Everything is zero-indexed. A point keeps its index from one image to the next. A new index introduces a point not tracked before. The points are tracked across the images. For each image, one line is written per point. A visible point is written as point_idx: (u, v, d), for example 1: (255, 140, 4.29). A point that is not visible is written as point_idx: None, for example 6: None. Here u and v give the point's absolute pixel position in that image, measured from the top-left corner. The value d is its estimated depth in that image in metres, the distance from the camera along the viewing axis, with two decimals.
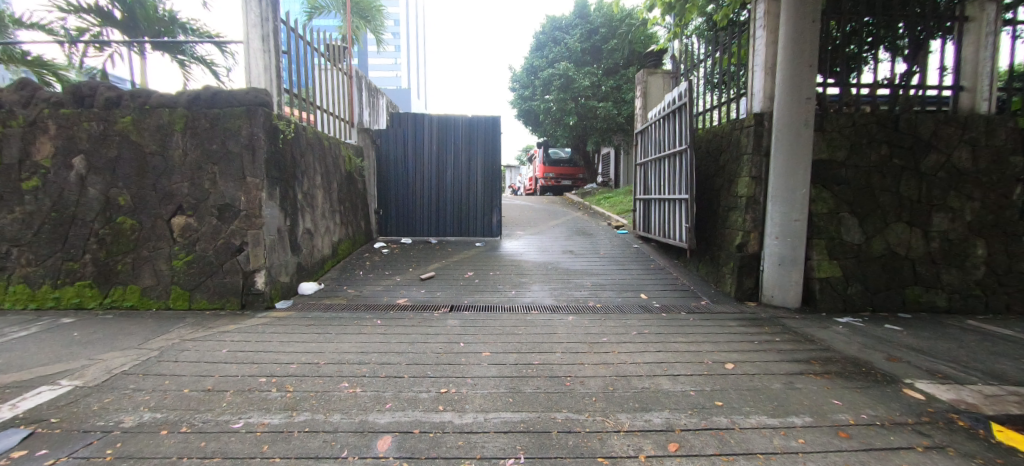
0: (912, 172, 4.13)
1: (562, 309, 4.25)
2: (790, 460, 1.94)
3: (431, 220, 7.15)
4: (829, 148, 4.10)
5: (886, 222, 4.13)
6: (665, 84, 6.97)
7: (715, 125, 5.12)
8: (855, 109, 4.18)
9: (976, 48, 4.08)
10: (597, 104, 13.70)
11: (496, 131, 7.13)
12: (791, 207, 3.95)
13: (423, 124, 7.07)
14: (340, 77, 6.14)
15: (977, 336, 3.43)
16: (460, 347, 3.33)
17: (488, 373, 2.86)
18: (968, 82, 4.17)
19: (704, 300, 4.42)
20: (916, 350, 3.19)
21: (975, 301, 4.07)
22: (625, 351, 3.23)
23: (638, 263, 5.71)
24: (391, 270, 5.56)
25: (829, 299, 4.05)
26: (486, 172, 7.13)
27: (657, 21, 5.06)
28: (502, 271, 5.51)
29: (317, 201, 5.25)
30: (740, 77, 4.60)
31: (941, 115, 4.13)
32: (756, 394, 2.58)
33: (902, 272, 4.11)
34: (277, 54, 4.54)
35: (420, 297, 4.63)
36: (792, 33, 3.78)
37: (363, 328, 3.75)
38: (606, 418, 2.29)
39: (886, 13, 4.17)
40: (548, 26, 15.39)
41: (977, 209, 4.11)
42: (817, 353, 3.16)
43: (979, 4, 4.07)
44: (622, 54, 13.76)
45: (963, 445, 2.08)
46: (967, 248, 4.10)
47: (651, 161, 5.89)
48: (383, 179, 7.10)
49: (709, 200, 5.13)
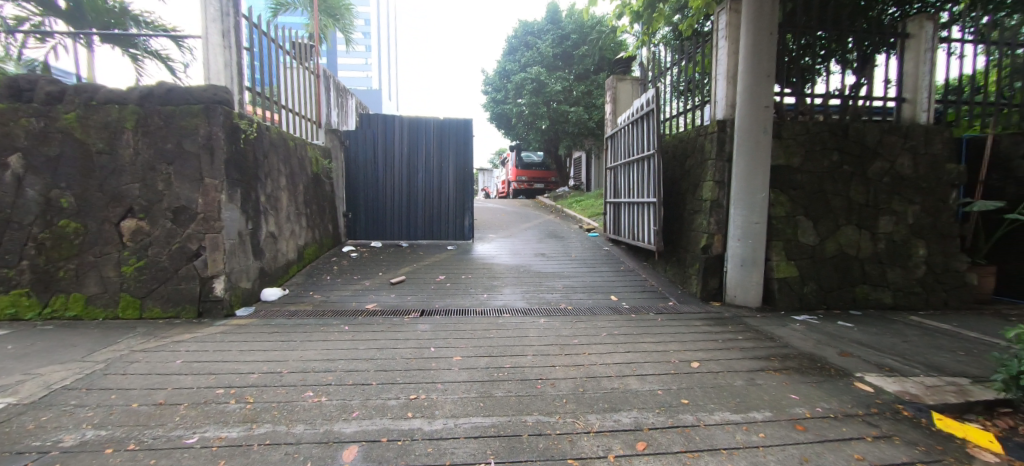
0: (860, 178, 4.39)
1: (534, 312, 4.26)
2: (752, 454, 2.00)
3: (402, 223, 7.03)
4: (786, 154, 4.31)
5: (838, 224, 4.37)
6: (634, 90, 7.14)
7: (682, 131, 5.29)
8: (810, 118, 4.41)
9: (916, 63, 4.40)
10: (569, 109, 13.92)
11: (468, 134, 7.11)
12: (752, 211, 4.12)
13: (393, 126, 6.96)
14: (307, 76, 5.96)
15: (920, 331, 3.67)
16: (430, 352, 3.27)
17: (458, 378, 2.82)
18: (910, 94, 4.48)
19: (671, 301, 4.54)
20: (865, 345, 3.38)
21: (917, 298, 4.37)
22: (595, 353, 3.27)
23: (609, 265, 5.80)
24: (360, 274, 5.42)
25: (787, 298, 4.24)
26: (458, 174, 7.09)
27: (626, 29, 5.18)
28: (474, 274, 5.47)
29: (281, 204, 5.06)
30: (704, 85, 4.77)
31: (886, 125, 4.42)
32: (720, 391, 2.66)
33: (853, 271, 4.35)
34: (237, 50, 4.35)
35: (390, 302, 4.53)
36: (751, 44, 3.95)
37: (329, 335, 3.62)
38: (576, 419, 2.30)
39: (837, 28, 4.43)
40: (521, 31, 15.53)
41: (918, 212, 4.42)
42: (776, 350, 3.30)
43: (918, 22, 4.38)
44: (593, 60, 14.05)
45: (907, 434, 2.21)
46: (910, 249, 4.40)
47: (620, 165, 6.02)
48: (351, 181, 6.93)
49: (675, 204, 5.29)
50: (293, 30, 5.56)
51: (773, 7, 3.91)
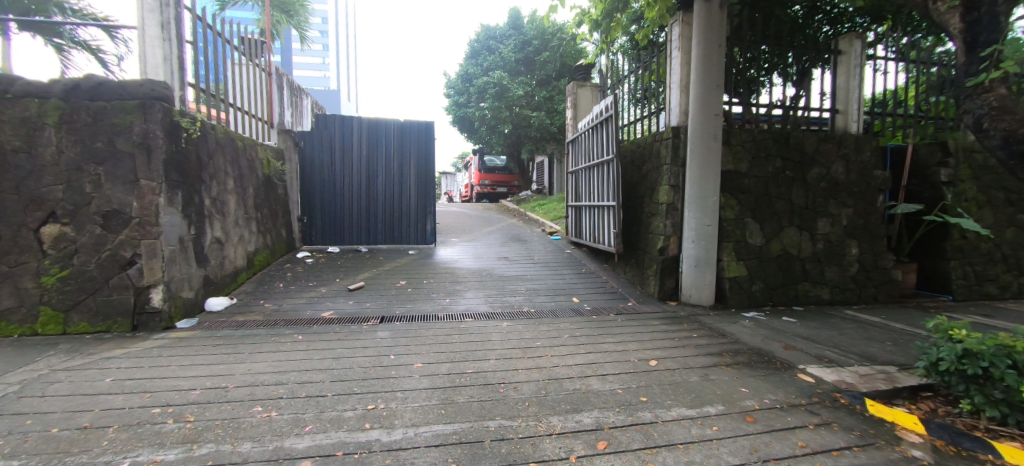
0: (801, 183, 4.71)
1: (497, 316, 4.22)
2: (706, 447, 2.07)
3: (361, 228, 6.81)
4: (735, 160, 4.55)
5: (781, 226, 4.66)
6: (593, 97, 7.32)
7: (639, 137, 5.48)
8: (755, 126, 4.69)
9: (847, 77, 4.78)
10: (531, 114, 14.10)
11: (429, 136, 7.01)
12: (704, 213, 4.31)
13: (351, 127, 6.75)
14: (258, 73, 5.68)
15: (854, 324, 3.97)
16: (389, 360, 3.16)
17: (418, 385, 2.73)
18: (842, 106, 4.86)
19: (630, 301, 4.66)
20: (807, 338, 3.60)
21: (852, 294, 4.71)
22: (557, 355, 3.28)
23: (571, 268, 5.87)
24: (316, 281, 5.18)
25: (738, 296, 4.46)
26: (420, 178, 6.97)
27: (585, 37, 5.30)
28: (437, 279, 5.38)
29: (228, 207, 4.76)
30: (659, 94, 4.96)
31: (822, 134, 4.77)
32: (676, 387, 2.74)
33: (796, 270, 4.64)
34: (178, 43, 4.08)
35: (348, 309, 4.36)
36: (702, 55, 4.15)
37: (281, 345, 3.43)
38: (539, 422, 2.29)
39: (778, 43, 4.74)
40: (483, 35, 15.60)
41: (851, 214, 4.79)
42: (728, 347, 3.45)
43: (848, 40, 4.78)
44: (554, 66, 14.31)
45: (845, 420, 2.37)
46: (845, 248, 4.75)
47: (581, 170, 6.13)
48: (307, 184, 6.65)
49: (634, 207, 5.45)
50: (241, 25, 5.29)
51: (721, 21, 4.14)
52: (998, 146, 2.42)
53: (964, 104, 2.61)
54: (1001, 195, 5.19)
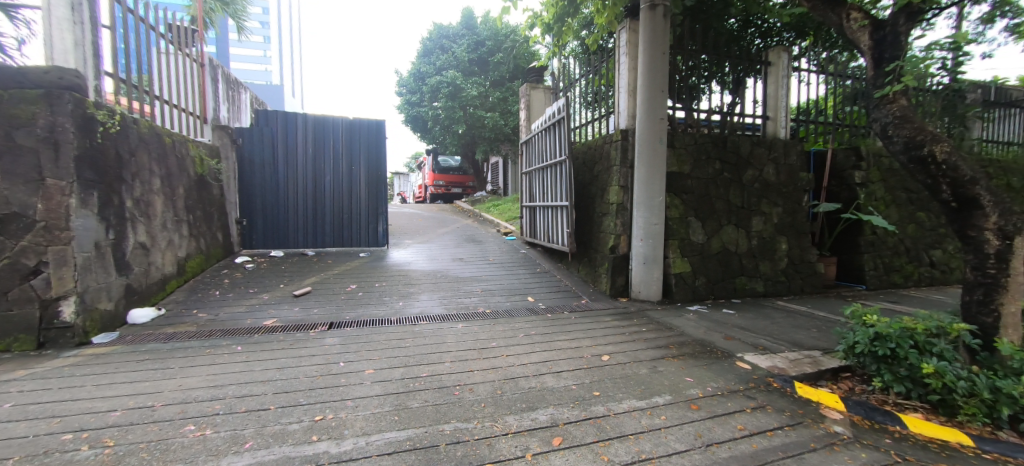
0: (738, 184, 5.05)
1: (452, 317, 4.17)
2: (654, 436, 2.15)
3: (307, 230, 6.49)
4: (679, 162, 4.79)
5: (721, 225, 4.97)
6: (546, 99, 7.43)
7: (590, 138, 5.64)
8: (696, 130, 4.97)
9: (776, 87, 5.20)
10: (485, 114, 14.12)
11: (379, 135, 6.80)
12: (651, 212, 4.50)
13: (294, 124, 6.42)
14: (188, 64, 5.25)
15: (784, 313, 4.30)
16: (339, 368, 3.02)
17: (370, 392, 2.63)
18: (772, 113, 5.28)
19: (583, 299, 4.78)
20: (744, 328, 3.86)
21: (783, 287, 5.12)
22: (513, 354, 3.29)
23: (526, 268, 5.93)
24: (258, 287, 4.86)
25: (683, 291, 4.70)
26: (370, 178, 6.75)
27: (537, 40, 5.37)
28: (390, 282, 5.22)
29: (155, 209, 4.36)
30: (609, 97, 5.13)
31: (755, 139, 5.15)
32: (627, 380, 2.84)
33: (734, 265, 4.97)
34: (92, 27, 3.69)
35: (293, 316, 4.12)
36: (648, 61, 4.35)
37: (217, 357, 3.17)
38: (495, 422, 2.28)
39: (716, 53, 5.05)
40: (436, 34, 15.43)
41: (781, 213, 5.20)
42: (675, 339, 3.62)
43: (776, 53, 5.19)
44: (507, 68, 14.41)
45: (777, 403, 2.56)
46: (776, 244, 5.15)
47: (535, 171, 6.21)
48: (246, 184, 6.23)
49: (586, 207, 5.59)
50: (168, 10, 4.89)
51: (665, 30, 4.34)
52: (899, 151, 2.72)
53: (873, 113, 2.91)
54: (903, 195, 5.86)
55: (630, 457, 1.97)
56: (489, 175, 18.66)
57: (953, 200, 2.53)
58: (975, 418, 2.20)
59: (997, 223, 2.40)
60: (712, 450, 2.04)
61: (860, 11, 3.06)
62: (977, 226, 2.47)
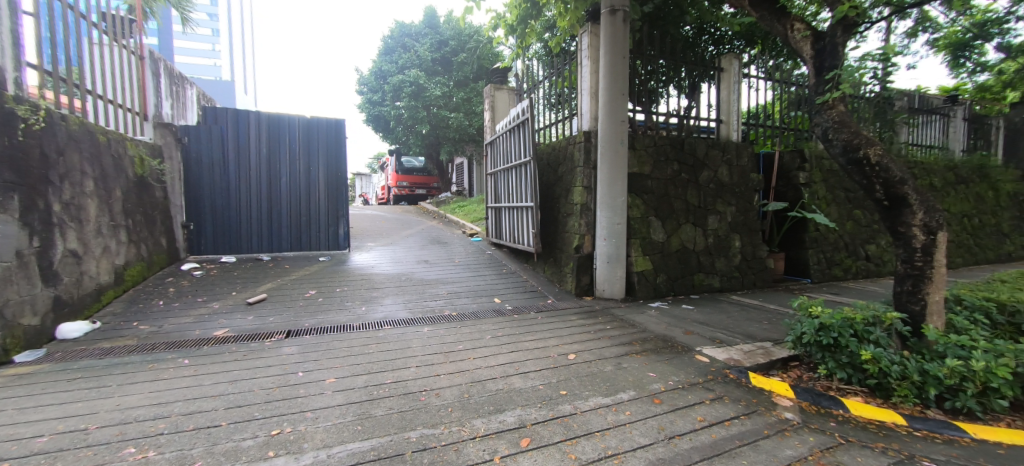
0: (695, 185, 5.26)
1: (417, 321, 4.08)
2: (620, 432, 2.19)
3: (262, 234, 6.17)
4: (640, 163, 4.93)
5: (680, 224, 5.16)
6: (510, 100, 7.46)
7: (554, 140, 5.70)
8: (655, 133, 5.13)
9: (729, 92, 5.48)
10: (449, 114, 14.00)
11: (339, 135, 6.58)
12: (614, 213, 4.60)
13: (246, 122, 6.10)
14: (125, 56, 4.85)
15: (738, 307, 4.52)
16: (297, 378, 2.87)
17: (331, 402, 2.52)
18: (725, 117, 5.54)
19: (549, 299, 4.82)
20: (702, 323, 4.02)
21: (737, 282, 5.38)
22: (480, 356, 3.26)
23: (491, 269, 5.91)
24: (207, 296, 4.56)
25: (645, 288, 4.84)
26: (329, 178, 6.52)
27: (501, 41, 5.39)
28: (352, 286, 5.05)
29: (88, 214, 4.00)
30: (571, 99, 5.22)
31: (710, 141, 5.39)
32: (593, 378, 2.88)
33: (692, 262, 5.17)
34: (9, 14, 3.31)
35: (246, 326, 3.89)
36: (609, 65, 4.45)
37: (161, 372, 2.94)
38: (462, 426, 2.24)
39: (673, 59, 5.25)
40: (397, 31, 15.14)
41: (734, 212, 5.47)
42: (638, 335, 3.71)
43: (728, 60, 5.46)
44: (471, 68, 14.36)
45: (734, 393, 2.68)
46: (730, 242, 5.40)
47: (500, 171, 6.22)
48: (194, 186, 5.85)
49: (551, 208, 5.65)
50: None
51: (625, 34, 4.46)
52: (838, 153, 2.92)
53: (815, 118, 3.11)
54: (841, 195, 6.31)
55: (596, 454, 1.99)
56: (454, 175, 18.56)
57: (885, 199, 2.75)
58: (907, 399, 2.39)
59: (923, 220, 2.63)
60: (675, 442, 2.10)
61: (802, 22, 3.27)
62: (906, 223, 2.69)
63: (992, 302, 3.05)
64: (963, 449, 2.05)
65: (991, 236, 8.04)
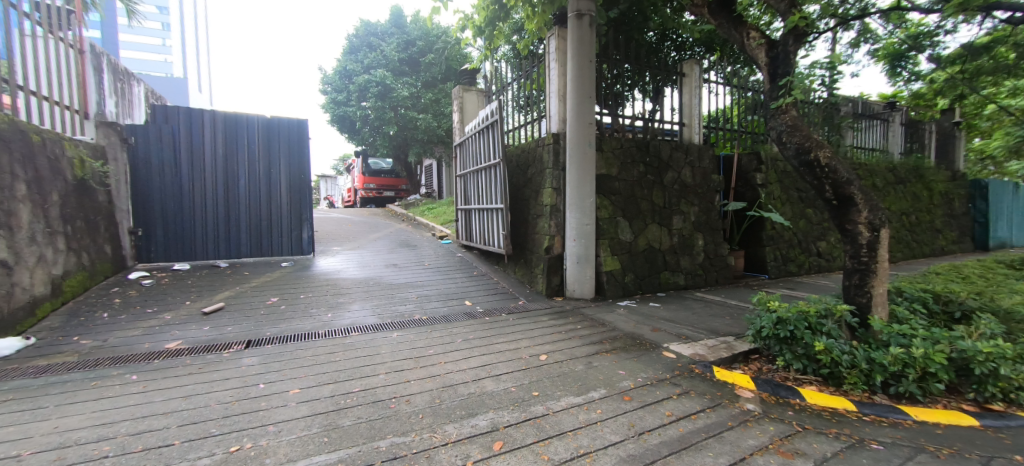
0: (660, 186, 5.43)
1: (386, 327, 3.99)
2: (591, 431, 2.21)
3: (218, 239, 5.87)
4: (607, 165, 5.03)
5: (646, 224, 5.29)
6: (479, 101, 7.45)
7: (523, 142, 5.73)
8: (622, 135, 5.26)
9: (690, 96, 5.69)
10: (417, 115, 13.81)
11: (301, 136, 6.36)
12: (583, 213, 4.66)
13: (200, 122, 5.79)
14: (63, 50, 4.50)
15: (702, 304, 4.69)
16: (259, 390, 2.73)
17: (295, 415, 2.41)
18: (687, 120, 5.75)
19: (520, 300, 4.83)
20: (669, 320, 4.13)
21: (701, 279, 5.57)
22: (451, 360, 3.21)
23: (462, 271, 5.87)
24: (157, 306, 4.28)
25: (614, 287, 4.93)
26: (291, 181, 6.28)
27: (468, 42, 5.37)
28: (316, 292, 4.88)
29: (21, 220, 3.68)
30: (540, 102, 5.27)
31: (673, 144, 5.57)
32: (564, 378, 2.90)
33: (659, 261, 5.32)
34: None
35: (202, 337, 3.67)
36: (576, 68, 4.52)
37: (105, 390, 2.72)
38: (434, 433, 2.20)
39: (638, 63, 5.40)
40: (362, 30, 14.82)
41: (697, 212, 5.67)
42: (607, 334, 3.77)
43: (689, 65, 5.66)
44: (439, 69, 14.25)
45: (699, 387, 2.76)
46: (694, 241, 5.60)
47: (470, 173, 6.19)
48: (143, 189, 5.49)
49: (521, 209, 5.67)
50: None
51: (591, 38, 4.54)
52: (791, 155, 3.07)
53: (769, 122, 3.26)
54: (795, 195, 6.67)
55: (569, 453, 2.00)
56: (423, 177, 18.32)
57: (833, 199, 2.92)
58: (856, 386, 2.54)
59: (868, 217, 2.81)
60: (644, 438, 2.14)
61: (757, 31, 3.44)
62: (852, 220, 2.87)
63: (929, 293, 3.29)
64: (907, 431, 2.19)
65: (926, 232, 8.71)
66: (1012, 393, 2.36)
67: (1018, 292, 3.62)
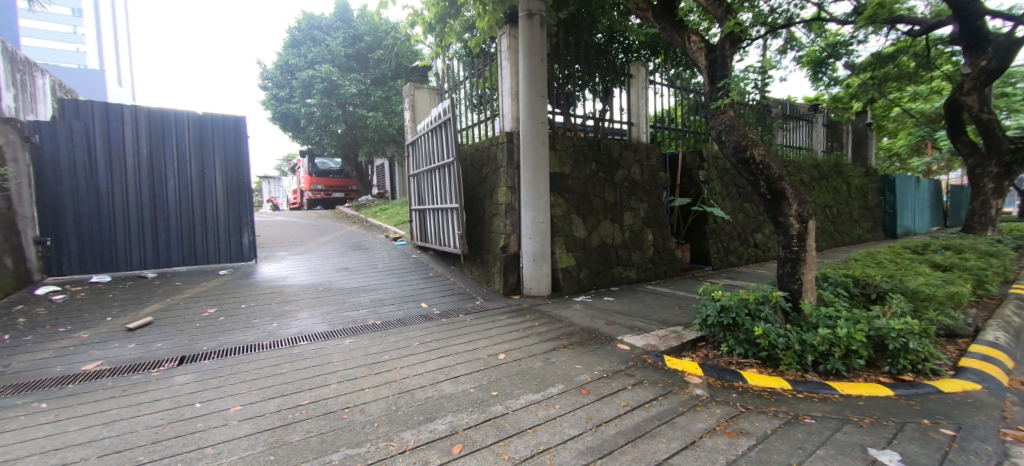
0: (612, 183, 5.61)
1: (337, 334, 3.81)
2: (551, 426, 2.23)
3: (144, 247, 5.35)
4: (560, 163, 5.12)
5: (599, 220, 5.45)
6: (431, 99, 7.34)
7: (477, 140, 5.71)
8: (574, 134, 5.37)
9: (638, 97, 5.93)
10: (366, 113, 13.39)
11: (238, 134, 5.96)
12: (538, 211, 4.70)
13: (119, 117, 5.25)
14: None
15: (653, 296, 4.89)
16: (195, 410, 2.51)
17: (237, 434, 2.22)
18: (635, 120, 5.98)
19: (478, 300, 4.80)
20: (622, 313, 4.27)
21: (651, 272, 5.81)
22: (407, 365, 3.13)
23: (417, 273, 5.74)
24: (72, 325, 3.82)
25: (570, 284, 5.03)
26: (228, 181, 5.86)
27: (419, 39, 5.27)
28: (260, 301, 4.58)
29: None
30: (493, 100, 5.28)
31: (623, 143, 5.78)
32: (523, 376, 2.91)
33: (612, 256, 5.48)
34: None
35: (126, 356, 3.32)
36: (529, 67, 4.55)
37: (4, 423, 2.37)
38: (390, 441, 2.12)
39: (588, 64, 5.54)
40: (305, 23, 14.10)
41: (646, 208, 5.92)
42: (564, 330, 3.83)
43: (636, 67, 5.90)
44: (390, 66, 13.89)
45: (651, 376, 2.87)
46: (644, 236, 5.83)
47: (423, 173, 6.07)
48: (50, 193, 4.90)
49: (476, 209, 5.64)
50: None
51: (542, 38, 4.60)
52: (730, 152, 3.27)
53: (710, 121, 3.45)
54: (734, 190, 7.13)
55: (529, 451, 2.00)
56: (374, 177, 17.78)
57: (767, 193, 3.13)
58: (791, 366, 2.74)
59: (797, 210, 3.05)
60: (602, 429, 2.18)
61: (697, 35, 3.64)
62: (784, 213, 3.09)
63: (850, 278, 3.63)
64: (834, 405, 2.40)
65: (846, 223, 9.61)
66: (919, 364, 2.65)
67: (921, 273, 4.07)
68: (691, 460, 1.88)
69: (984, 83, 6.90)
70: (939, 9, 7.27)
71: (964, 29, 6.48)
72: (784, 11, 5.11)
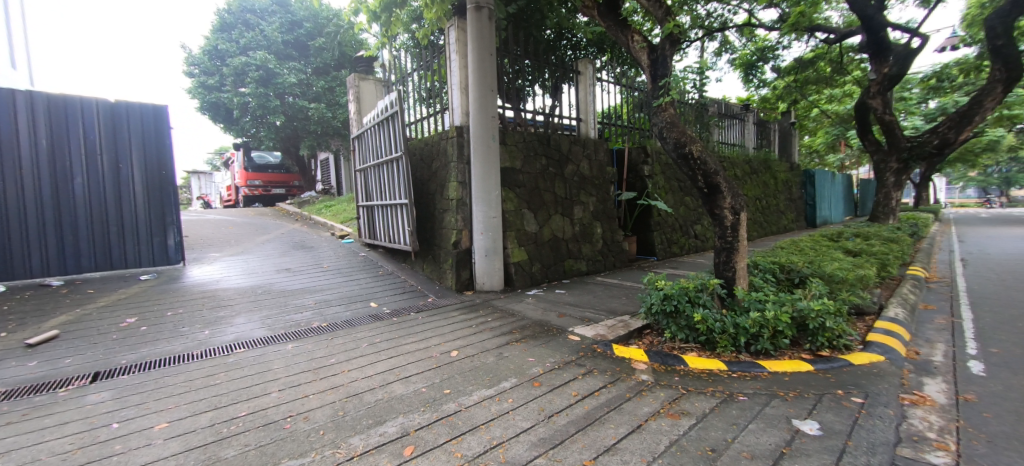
0: (562, 178, 5.73)
1: (280, 338, 3.61)
2: (503, 421, 2.26)
3: (47, 252, 4.74)
4: (511, 158, 5.15)
5: (551, 215, 5.55)
6: (377, 91, 7.09)
7: (426, 134, 5.60)
8: (524, 129, 5.42)
9: (586, 93, 6.08)
10: (307, 105, 12.70)
11: (159, 126, 5.45)
12: (490, 206, 4.69)
13: (9, 104, 4.58)
14: None
15: (602, 287, 5.07)
16: (114, 430, 2.27)
17: (162, 454, 2.03)
18: (584, 116, 6.12)
19: (429, 297, 4.72)
20: (573, 305, 4.39)
21: (601, 264, 6.01)
22: (355, 368, 3.02)
23: (366, 271, 5.56)
24: None
25: (523, 278, 5.08)
26: (148, 178, 5.34)
27: (363, 27, 5.06)
28: (189, 307, 4.22)
29: None
30: (442, 94, 5.20)
31: (572, 138, 5.92)
32: (475, 372, 2.91)
33: (563, 250, 5.61)
34: None
35: (25, 375, 2.92)
36: (478, 61, 4.50)
37: None
38: (337, 448, 2.04)
39: (538, 59, 5.59)
40: (236, 5, 13.03)
41: (595, 202, 6.12)
42: (517, 324, 3.88)
43: (583, 64, 6.04)
44: (332, 55, 13.20)
45: (600, 365, 2.98)
46: (594, 229, 6.02)
47: (371, 167, 5.86)
48: None
49: (427, 204, 5.54)
50: None
51: (491, 32, 4.57)
52: (670, 148, 3.44)
53: (652, 118, 3.60)
54: (675, 184, 7.52)
55: (481, 447, 2.01)
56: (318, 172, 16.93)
57: (705, 187, 3.32)
58: (726, 348, 2.95)
59: (730, 203, 3.27)
60: (553, 420, 2.24)
61: (639, 35, 3.79)
62: (719, 206, 3.31)
63: (777, 265, 3.96)
64: (764, 382, 2.61)
65: (773, 214, 10.47)
66: (835, 341, 2.96)
67: (835, 258, 4.52)
68: (637, 444, 1.98)
69: (886, 87, 7.77)
70: (850, 19, 8.09)
71: (870, 38, 7.18)
72: (719, 16, 5.44)
